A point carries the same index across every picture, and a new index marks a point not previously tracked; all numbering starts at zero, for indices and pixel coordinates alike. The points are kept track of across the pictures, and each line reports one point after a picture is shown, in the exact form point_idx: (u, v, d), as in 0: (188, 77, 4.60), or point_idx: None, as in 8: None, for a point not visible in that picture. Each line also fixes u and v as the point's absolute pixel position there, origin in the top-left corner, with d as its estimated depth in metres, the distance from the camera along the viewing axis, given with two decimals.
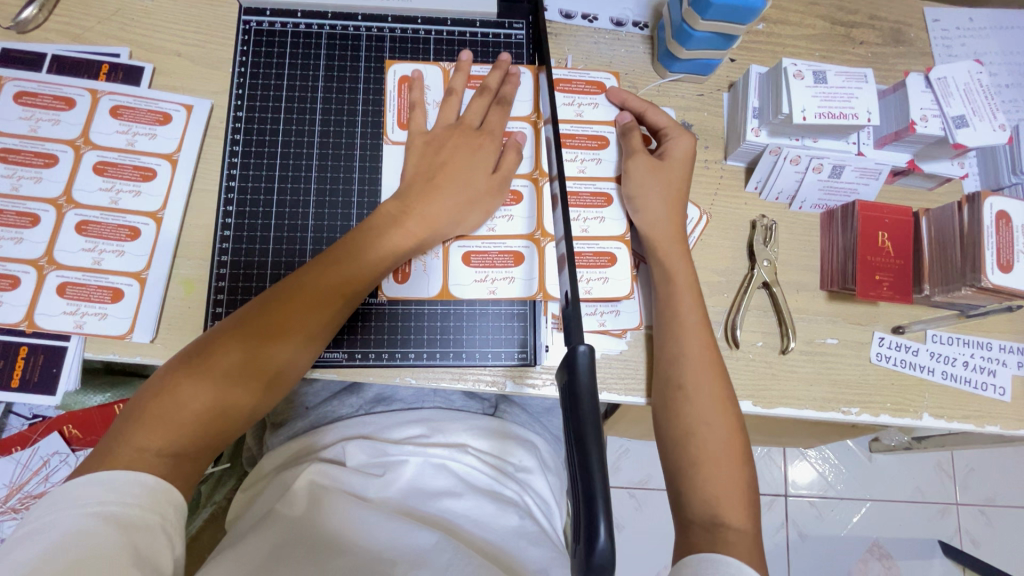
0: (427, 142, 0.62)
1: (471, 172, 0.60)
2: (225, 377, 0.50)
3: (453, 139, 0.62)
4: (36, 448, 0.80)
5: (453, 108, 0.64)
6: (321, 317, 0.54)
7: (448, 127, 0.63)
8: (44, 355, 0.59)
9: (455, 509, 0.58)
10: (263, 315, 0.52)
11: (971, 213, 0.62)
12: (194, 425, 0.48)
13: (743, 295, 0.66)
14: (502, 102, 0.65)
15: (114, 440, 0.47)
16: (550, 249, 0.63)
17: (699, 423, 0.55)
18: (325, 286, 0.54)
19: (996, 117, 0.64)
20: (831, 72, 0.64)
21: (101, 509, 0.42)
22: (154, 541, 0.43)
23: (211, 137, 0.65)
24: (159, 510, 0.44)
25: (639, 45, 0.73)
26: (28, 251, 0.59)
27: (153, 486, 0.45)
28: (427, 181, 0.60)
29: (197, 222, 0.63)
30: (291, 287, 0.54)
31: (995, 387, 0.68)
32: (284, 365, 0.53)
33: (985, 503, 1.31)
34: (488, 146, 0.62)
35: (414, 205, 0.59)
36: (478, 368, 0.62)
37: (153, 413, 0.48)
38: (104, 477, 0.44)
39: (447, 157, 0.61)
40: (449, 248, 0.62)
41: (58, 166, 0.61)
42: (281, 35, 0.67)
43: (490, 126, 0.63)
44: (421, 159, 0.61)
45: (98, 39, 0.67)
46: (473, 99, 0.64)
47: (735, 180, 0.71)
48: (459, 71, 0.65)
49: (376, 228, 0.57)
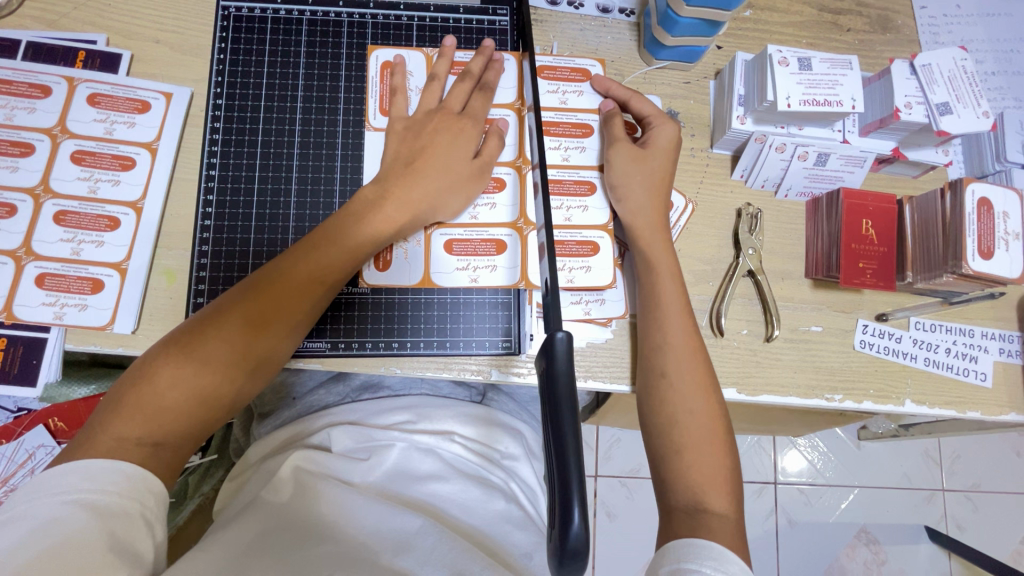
0: (408, 128, 0.61)
1: (452, 158, 0.60)
2: (206, 364, 0.49)
3: (434, 124, 0.61)
4: (21, 441, 0.79)
5: (435, 94, 0.63)
6: (303, 303, 0.54)
7: (429, 112, 0.62)
8: (24, 347, 0.58)
9: (441, 492, 0.58)
10: (243, 302, 0.52)
11: (953, 200, 0.62)
12: (176, 412, 0.48)
13: (727, 284, 0.66)
14: (484, 89, 0.64)
15: (93, 429, 0.47)
16: (533, 237, 0.63)
17: (682, 409, 0.56)
18: (306, 271, 0.54)
19: (980, 104, 0.64)
20: (816, 59, 0.64)
21: (79, 497, 0.42)
22: (134, 529, 0.43)
23: (191, 126, 0.64)
24: (139, 498, 0.45)
25: (625, 32, 0.72)
26: (6, 242, 0.59)
27: (132, 474, 0.45)
28: (408, 166, 0.59)
29: (178, 211, 0.62)
30: (271, 273, 0.54)
31: (976, 372, 0.68)
32: (266, 351, 0.52)
33: (970, 489, 1.33)
34: (469, 131, 0.61)
35: (394, 190, 0.58)
36: (462, 357, 0.62)
37: (132, 402, 0.47)
38: (84, 466, 0.44)
39: (428, 142, 0.60)
40: (431, 236, 0.62)
41: (35, 155, 0.60)
42: (260, 22, 0.66)
43: (472, 112, 0.63)
44: (401, 145, 0.61)
45: (74, 25, 0.65)
46: (455, 84, 0.64)
47: (722, 168, 0.70)
48: (442, 57, 0.65)
49: (356, 214, 0.57)
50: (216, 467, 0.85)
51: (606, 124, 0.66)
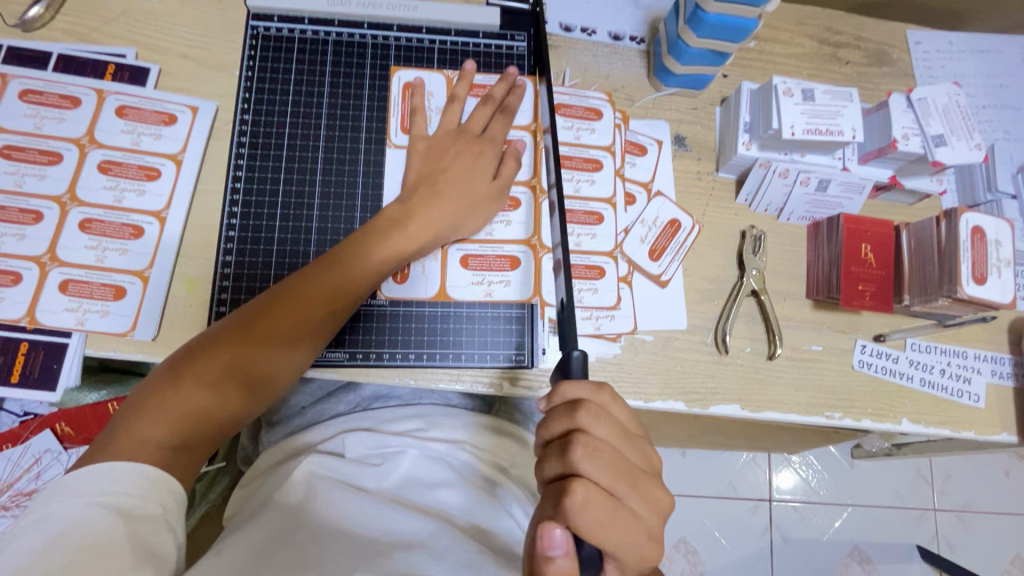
0: (429, 147, 0.64)
1: (471, 179, 0.62)
2: (226, 373, 0.51)
3: (456, 145, 0.64)
4: (27, 445, 0.80)
5: (455, 115, 0.66)
6: (321, 321, 0.55)
7: (450, 133, 0.65)
8: (44, 352, 0.59)
9: (450, 499, 0.59)
10: (264, 315, 0.53)
11: (948, 227, 0.65)
12: (195, 418, 0.49)
13: (732, 303, 0.69)
14: (505, 112, 0.67)
15: (115, 431, 0.47)
16: (547, 258, 0.65)
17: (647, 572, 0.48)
18: (327, 288, 0.55)
19: (972, 137, 0.68)
20: (818, 90, 0.67)
21: (105, 499, 0.43)
22: (157, 532, 0.44)
23: (216, 139, 0.66)
24: (160, 500, 0.45)
25: (635, 59, 0.75)
26: (30, 248, 0.60)
27: (154, 476, 0.45)
28: (432, 186, 0.62)
29: (200, 222, 0.64)
30: (292, 289, 0.55)
31: (969, 393, 0.71)
32: (282, 362, 0.54)
33: (961, 509, 1.35)
34: (488, 153, 0.64)
35: (418, 209, 0.60)
36: (476, 370, 0.63)
37: (157, 406, 0.49)
38: (109, 468, 0.44)
39: (450, 163, 0.63)
40: (447, 250, 0.64)
41: (63, 164, 0.62)
42: (287, 41, 0.69)
43: (491, 134, 0.65)
44: (423, 164, 0.63)
45: (104, 38, 0.67)
46: (476, 107, 0.66)
47: (727, 191, 0.73)
48: (462, 79, 0.68)
49: (379, 232, 0.59)
50: (223, 474, 0.86)
51: (541, 457, 0.46)
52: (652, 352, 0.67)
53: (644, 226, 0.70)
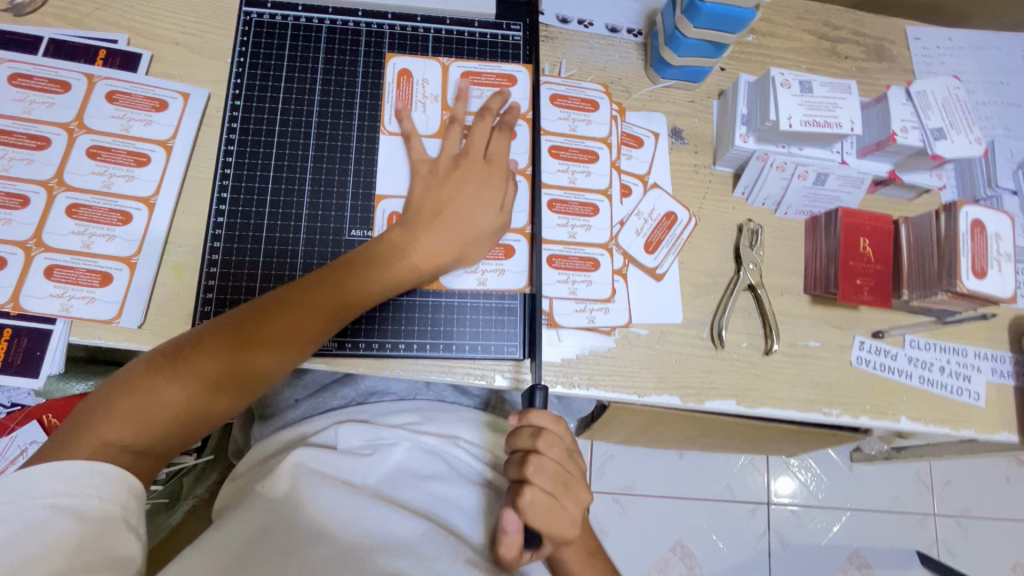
0: (431, 172, 0.62)
1: (474, 211, 0.59)
2: (202, 383, 0.50)
3: (462, 170, 0.61)
4: (13, 436, 0.79)
5: (455, 139, 0.63)
6: (305, 342, 0.54)
7: (452, 157, 0.62)
8: (28, 337, 0.58)
9: (441, 494, 0.58)
10: (246, 326, 0.52)
11: (947, 221, 0.64)
12: (163, 426, 0.49)
13: (728, 297, 0.68)
14: (503, 127, 0.64)
15: (79, 430, 0.47)
16: None
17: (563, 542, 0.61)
18: (315, 309, 0.54)
19: (972, 131, 0.67)
20: (817, 83, 0.66)
21: (60, 501, 0.43)
22: (115, 533, 0.44)
23: (207, 126, 0.65)
24: (119, 501, 0.46)
25: (632, 51, 0.75)
26: (16, 232, 0.59)
27: (116, 477, 0.46)
28: (435, 215, 0.59)
29: (190, 209, 0.63)
30: (278, 302, 0.53)
31: (969, 392, 0.70)
32: (260, 375, 0.52)
33: (961, 514, 1.34)
34: (496, 180, 0.61)
35: (420, 239, 0.58)
36: (467, 361, 0.62)
37: (124, 409, 0.48)
38: (66, 469, 0.44)
39: (453, 189, 0.60)
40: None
41: (51, 148, 0.61)
42: (280, 27, 0.68)
43: (496, 156, 0.62)
44: (426, 189, 0.60)
45: (96, 24, 0.67)
46: (476, 122, 0.64)
47: (724, 185, 0.72)
48: (459, 99, 0.66)
49: (378, 257, 0.57)
50: (211, 468, 0.84)
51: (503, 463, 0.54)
52: (646, 346, 0.66)
53: (639, 218, 0.69)
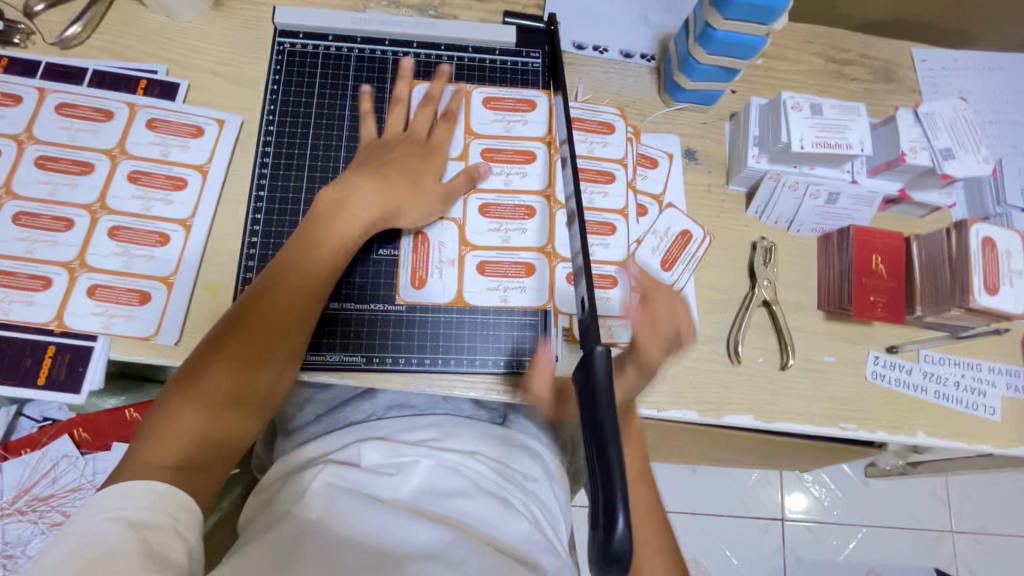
0: (374, 144, 0.66)
1: (418, 170, 0.65)
2: (211, 376, 0.53)
3: (400, 145, 0.66)
4: (45, 451, 0.82)
5: (399, 115, 0.68)
6: (286, 314, 0.57)
7: (370, 140, 0.66)
8: (71, 354, 0.60)
9: (466, 509, 0.60)
10: (240, 319, 0.56)
11: (959, 238, 0.66)
12: (195, 440, 0.51)
13: (743, 313, 0.69)
14: (448, 116, 0.69)
15: (126, 459, 0.49)
16: (561, 268, 0.67)
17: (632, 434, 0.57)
18: (291, 285, 0.58)
19: (980, 151, 0.69)
20: (827, 105, 0.69)
21: (116, 513, 0.44)
22: (166, 539, 0.44)
23: (241, 150, 0.68)
24: (170, 512, 0.46)
25: (646, 76, 0.77)
26: (61, 253, 0.62)
27: (164, 491, 0.47)
28: (376, 171, 0.63)
29: (224, 231, 0.66)
30: (261, 289, 0.57)
31: (985, 406, 0.71)
32: (264, 359, 0.55)
33: (980, 532, 1.33)
34: (436, 158, 0.67)
35: (359, 189, 0.62)
36: (490, 377, 0.64)
37: (161, 432, 0.50)
38: (121, 490, 0.46)
39: (395, 155, 0.65)
40: (464, 257, 0.66)
41: (94, 174, 0.64)
42: (312, 56, 0.71)
43: (436, 140, 0.68)
44: (367, 153, 0.65)
45: (137, 55, 0.70)
46: (420, 109, 0.69)
47: (737, 204, 0.74)
48: (425, 105, 0.69)
49: (325, 219, 0.60)
50: (236, 481, 0.86)
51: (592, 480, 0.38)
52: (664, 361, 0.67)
53: (655, 237, 0.71)
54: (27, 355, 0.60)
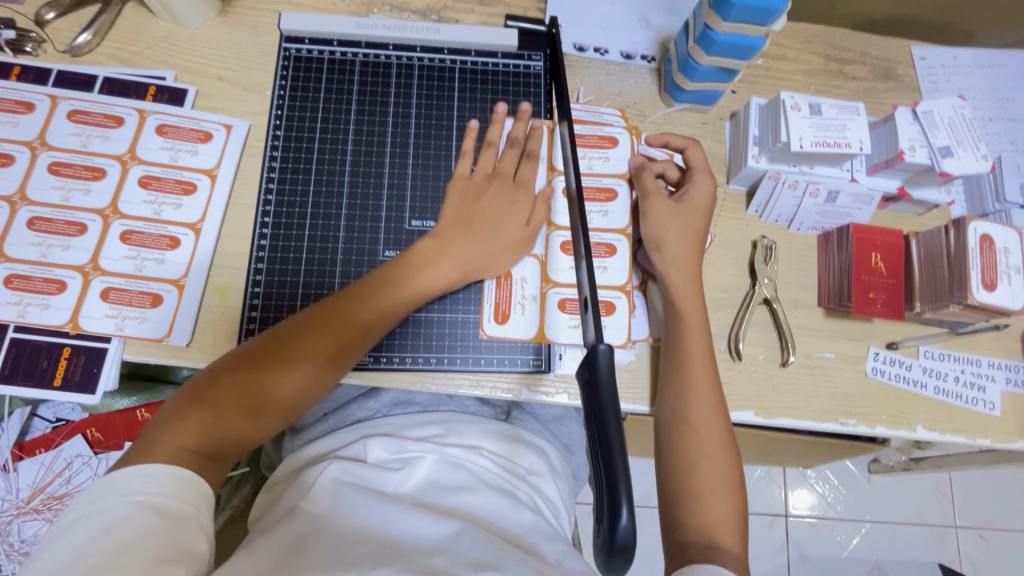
0: (467, 187, 0.66)
1: (506, 223, 0.65)
2: (266, 387, 0.54)
3: (491, 189, 0.66)
4: (59, 450, 0.83)
5: (489, 160, 0.68)
6: (355, 350, 0.58)
7: (486, 176, 0.67)
8: (85, 356, 0.62)
9: (471, 502, 0.61)
10: (308, 335, 0.56)
11: (956, 236, 0.66)
12: (223, 436, 0.52)
13: (744, 311, 0.70)
14: (530, 156, 0.69)
15: (152, 438, 0.50)
16: (551, 296, 0.66)
17: (693, 409, 0.60)
18: (353, 319, 0.58)
19: (979, 148, 0.69)
20: (825, 105, 0.69)
21: (143, 498, 0.45)
22: (190, 531, 0.46)
23: (248, 154, 0.70)
24: (193, 501, 0.47)
25: (647, 77, 0.78)
26: (75, 257, 0.63)
27: (188, 478, 0.48)
28: (465, 225, 0.64)
29: (233, 234, 0.67)
30: (333, 313, 0.57)
31: (984, 401, 0.71)
32: (316, 383, 0.56)
33: (984, 526, 1.33)
34: (522, 199, 0.66)
35: (451, 247, 0.62)
36: (495, 375, 0.65)
37: (192, 418, 0.51)
38: (145, 471, 0.47)
39: (484, 204, 0.65)
40: (545, 294, 0.67)
41: (106, 179, 0.66)
42: (317, 61, 0.72)
43: (524, 179, 0.68)
44: (459, 203, 0.65)
45: (145, 62, 0.72)
46: (504, 151, 0.69)
47: (737, 203, 0.75)
48: (496, 123, 0.70)
49: (413, 267, 0.61)
50: (246, 479, 0.88)
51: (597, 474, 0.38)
52: None
53: None
54: (43, 356, 0.61)
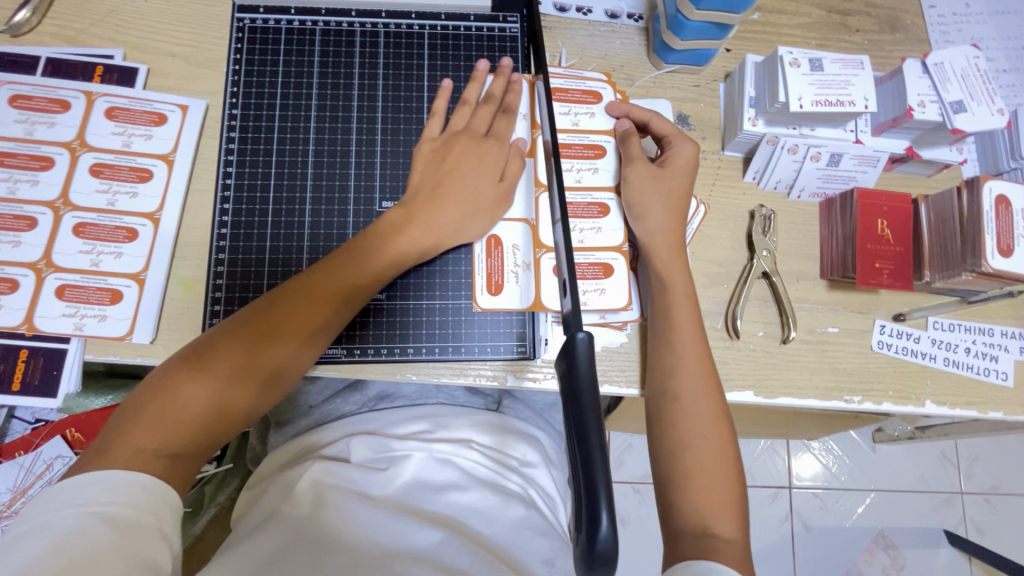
0: (435, 149, 0.62)
1: (478, 181, 0.60)
2: (232, 373, 0.50)
3: (460, 146, 0.61)
4: (39, 452, 0.80)
5: (463, 117, 0.64)
6: (328, 325, 0.54)
7: (457, 134, 0.63)
8: (45, 358, 0.59)
9: (460, 501, 0.58)
10: (270, 315, 0.52)
11: (970, 197, 0.62)
12: (191, 430, 0.48)
13: (742, 286, 0.66)
14: (507, 111, 0.64)
15: (111, 439, 0.47)
16: (547, 261, 0.62)
17: (684, 388, 0.56)
18: (320, 293, 0.54)
19: (994, 101, 0.64)
20: (827, 59, 0.64)
21: (99, 508, 0.42)
22: (152, 543, 0.43)
23: (207, 137, 0.65)
24: (155, 510, 0.44)
25: (634, 37, 0.72)
26: (26, 254, 0.59)
27: (150, 486, 0.45)
28: (434, 189, 0.60)
29: (195, 222, 0.63)
30: (297, 289, 0.54)
31: (997, 372, 0.68)
32: (287, 364, 0.52)
33: (990, 492, 1.31)
34: (494, 153, 0.62)
35: (419, 214, 0.59)
36: (478, 363, 0.62)
37: (151, 414, 0.48)
38: (102, 478, 0.44)
39: (454, 163, 0.61)
40: (539, 260, 0.62)
41: (55, 169, 0.61)
42: (274, 32, 0.67)
43: (497, 133, 0.63)
44: (427, 166, 0.61)
45: (92, 40, 0.66)
46: (478, 107, 0.64)
47: (734, 170, 0.70)
48: (474, 81, 0.65)
49: (381, 237, 0.57)
50: (231, 475, 0.85)
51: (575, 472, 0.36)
52: None
53: None
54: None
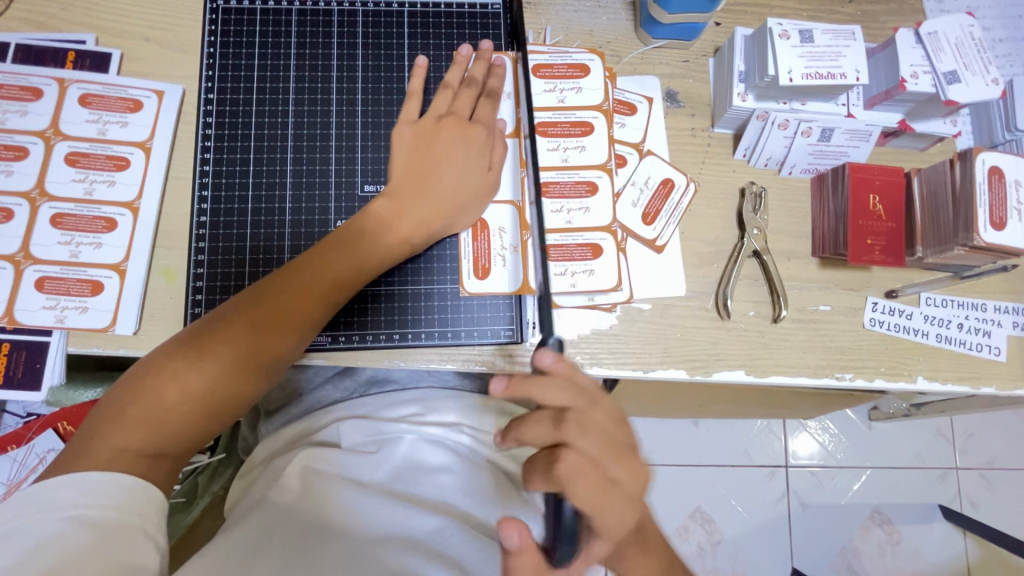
0: (416, 133, 0.60)
1: (462, 167, 0.59)
2: (217, 372, 0.49)
3: (444, 129, 0.59)
4: (31, 445, 0.79)
5: (446, 100, 0.62)
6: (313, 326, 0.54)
7: (439, 117, 0.61)
8: (27, 351, 0.58)
9: (448, 483, 0.58)
10: (255, 316, 0.51)
11: (963, 170, 0.60)
12: (176, 428, 0.48)
13: (732, 265, 0.65)
14: (490, 94, 0.63)
15: (92, 437, 0.46)
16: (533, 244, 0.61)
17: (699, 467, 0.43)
18: (307, 293, 0.53)
19: (988, 71, 0.62)
20: (818, 30, 0.62)
21: (76, 513, 0.42)
22: (134, 542, 0.43)
23: (184, 124, 0.64)
24: (137, 511, 0.45)
25: (621, 12, 0.70)
26: (4, 246, 0.58)
27: (131, 486, 0.45)
28: (417, 176, 0.58)
29: (175, 211, 0.62)
30: (283, 289, 0.52)
31: (989, 347, 0.67)
32: (272, 363, 0.52)
33: (985, 466, 1.32)
34: (480, 138, 0.60)
35: (405, 206, 0.57)
36: (467, 349, 0.61)
37: (134, 412, 0.47)
38: (82, 480, 0.44)
39: (434, 147, 0.59)
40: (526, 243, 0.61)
41: (29, 159, 0.60)
42: (249, 13, 0.65)
43: (482, 118, 0.61)
44: (409, 152, 0.59)
45: (63, 25, 0.65)
46: (460, 90, 0.63)
47: (724, 147, 0.69)
48: (456, 62, 0.64)
49: (368, 233, 0.56)
50: (225, 465, 0.85)
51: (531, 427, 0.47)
52: (649, 321, 0.64)
53: (636, 188, 0.66)
54: None
